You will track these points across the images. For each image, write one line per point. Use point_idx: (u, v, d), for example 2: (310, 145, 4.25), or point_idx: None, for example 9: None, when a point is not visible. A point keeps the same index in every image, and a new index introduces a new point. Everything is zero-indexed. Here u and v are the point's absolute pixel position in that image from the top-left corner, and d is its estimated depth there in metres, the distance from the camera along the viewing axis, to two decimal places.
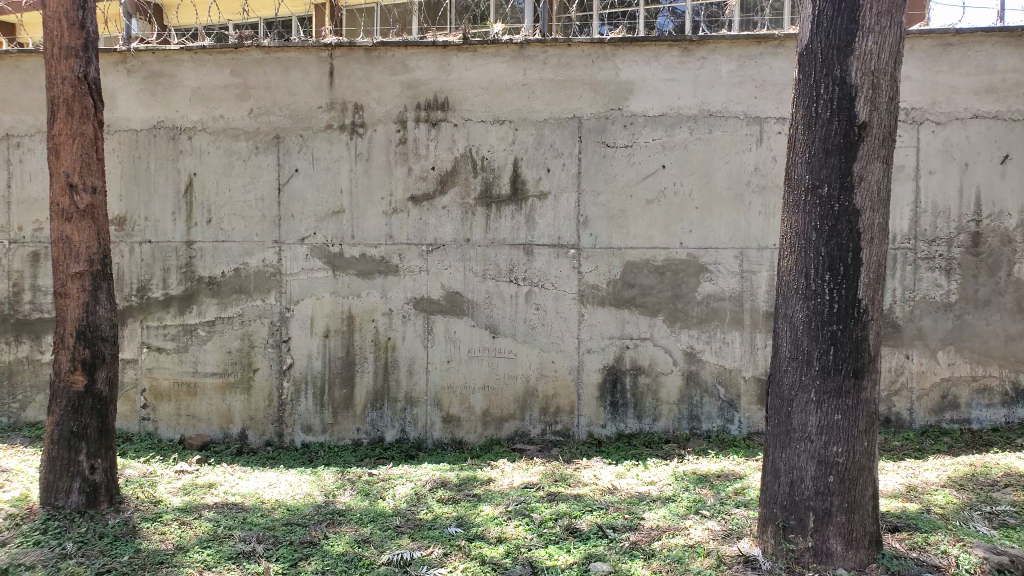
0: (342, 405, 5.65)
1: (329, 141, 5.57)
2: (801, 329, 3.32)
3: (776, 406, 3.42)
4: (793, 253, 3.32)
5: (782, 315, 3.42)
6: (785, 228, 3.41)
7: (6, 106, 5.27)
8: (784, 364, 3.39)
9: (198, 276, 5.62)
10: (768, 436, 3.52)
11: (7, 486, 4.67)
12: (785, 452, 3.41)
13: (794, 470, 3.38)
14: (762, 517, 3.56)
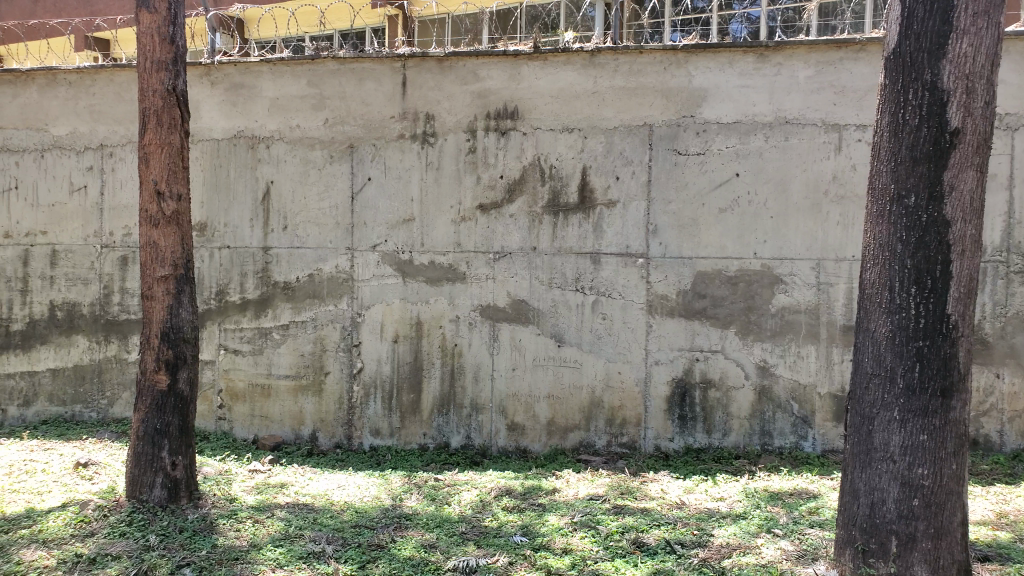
0: (409, 410, 5.71)
1: (401, 150, 5.66)
2: (884, 344, 3.17)
3: (856, 424, 3.27)
4: (876, 265, 3.18)
5: (862, 329, 3.27)
6: (868, 238, 3.26)
7: (101, 117, 5.53)
8: (864, 380, 3.24)
9: (274, 281, 5.79)
10: (847, 455, 3.37)
11: (96, 478, 4.90)
12: (865, 472, 3.25)
13: (875, 491, 3.22)
14: (839, 539, 3.38)
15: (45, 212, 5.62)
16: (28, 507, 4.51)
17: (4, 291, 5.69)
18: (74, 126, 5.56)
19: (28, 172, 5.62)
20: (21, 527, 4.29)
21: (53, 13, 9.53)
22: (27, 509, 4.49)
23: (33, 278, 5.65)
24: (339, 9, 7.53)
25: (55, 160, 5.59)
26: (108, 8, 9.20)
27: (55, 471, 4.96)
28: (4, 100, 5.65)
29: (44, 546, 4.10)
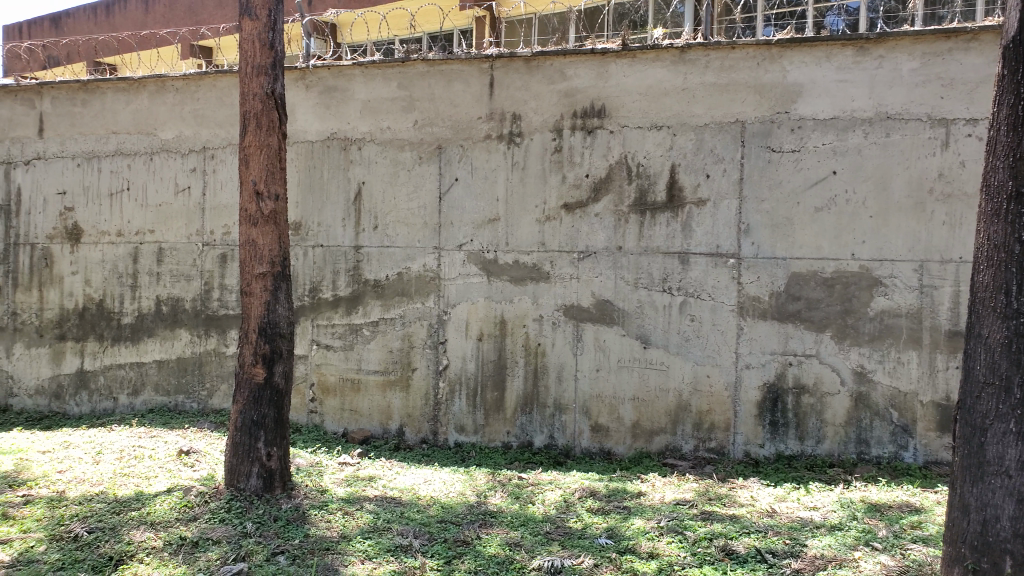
0: (493, 409, 5.75)
1: (488, 150, 5.70)
2: (998, 352, 2.91)
3: (965, 436, 2.99)
4: (990, 267, 2.92)
5: (973, 336, 3.01)
6: (979, 239, 3.01)
7: (205, 121, 5.80)
8: (975, 390, 2.97)
9: (364, 279, 5.93)
10: (954, 470, 3.08)
11: (197, 466, 5.13)
12: (976, 488, 2.97)
13: (988, 509, 2.93)
14: (944, 559, 3.10)
15: (153, 211, 5.93)
16: (137, 490, 4.76)
17: (116, 286, 6.03)
18: (180, 130, 5.85)
19: (138, 174, 5.94)
20: (131, 509, 4.53)
21: (161, 23, 9.96)
22: (136, 492, 4.74)
23: (142, 274, 5.97)
24: (429, 12, 7.63)
25: (162, 163, 5.89)
26: (210, 17, 9.50)
27: (160, 458, 5.22)
28: (118, 106, 6.01)
29: (151, 528, 4.31)
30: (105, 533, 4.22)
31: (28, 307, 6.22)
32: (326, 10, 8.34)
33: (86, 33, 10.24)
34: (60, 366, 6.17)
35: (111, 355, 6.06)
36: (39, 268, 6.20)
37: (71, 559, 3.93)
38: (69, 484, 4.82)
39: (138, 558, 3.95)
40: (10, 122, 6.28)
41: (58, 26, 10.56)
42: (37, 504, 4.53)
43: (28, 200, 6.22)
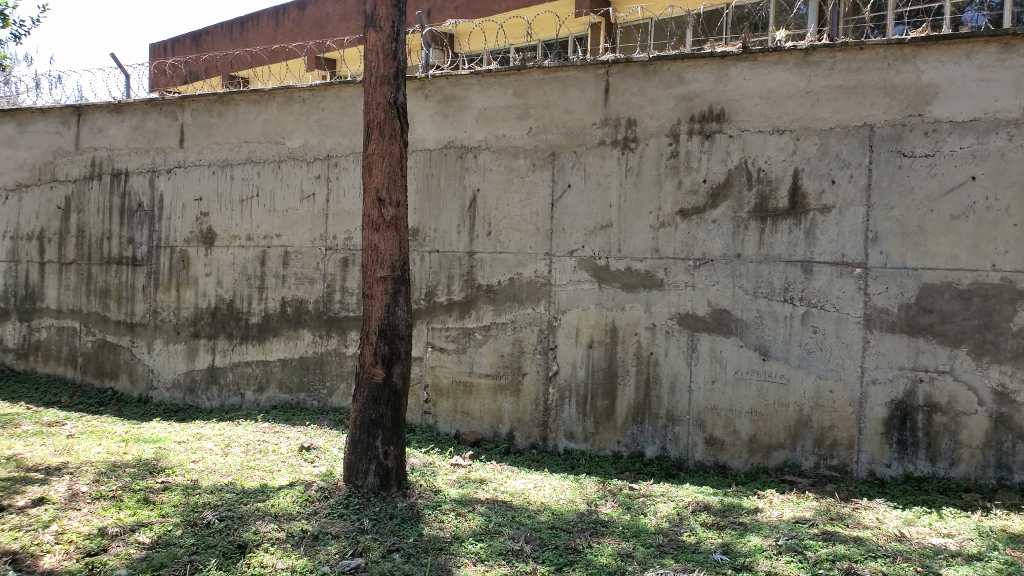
0: (604, 417, 5.72)
1: (602, 156, 5.72)
2: None
3: None
4: None
5: None
6: None
7: (329, 130, 6.04)
8: None
9: (478, 284, 6.05)
10: None
11: (317, 461, 5.32)
12: None
13: None
14: None
15: (280, 217, 6.22)
16: (262, 483, 4.98)
17: (245, 288, 6.36)
18: (307, 139, 6.12)
19: (267, 182, 6.26)
20: (257, 500, 4.74)
21: (291, 37, 10.34)
22: (262, 485, 4.97)
23: (269, 277, 6.27)
24: (546, 20, 7.67)
25: (289, 170, 6.17)
26: (334, 29, 9.71)
27: (283, 452, 5.45)
28: (250, 117, 6.35)
29: (276, 519, 4.49)
30: (235, 522, 4.43)
31: (167, 306, 6.65)
32: (443, 21, 8.55)
33: (222, 50, 10.91)
34: (193, 362, 6.56)
35: (240, 353, 6.39)
36: (177, 270, 6.62)
37: (204, 545, 4.15)
38: (202, 473, 5.10)
39: (264, 547, 4.12)
40: (155, 133, 6.75)
41: (199, 43, 11.29)
42: (174, 490, 4.82)
43: (168, 206, 6.66)
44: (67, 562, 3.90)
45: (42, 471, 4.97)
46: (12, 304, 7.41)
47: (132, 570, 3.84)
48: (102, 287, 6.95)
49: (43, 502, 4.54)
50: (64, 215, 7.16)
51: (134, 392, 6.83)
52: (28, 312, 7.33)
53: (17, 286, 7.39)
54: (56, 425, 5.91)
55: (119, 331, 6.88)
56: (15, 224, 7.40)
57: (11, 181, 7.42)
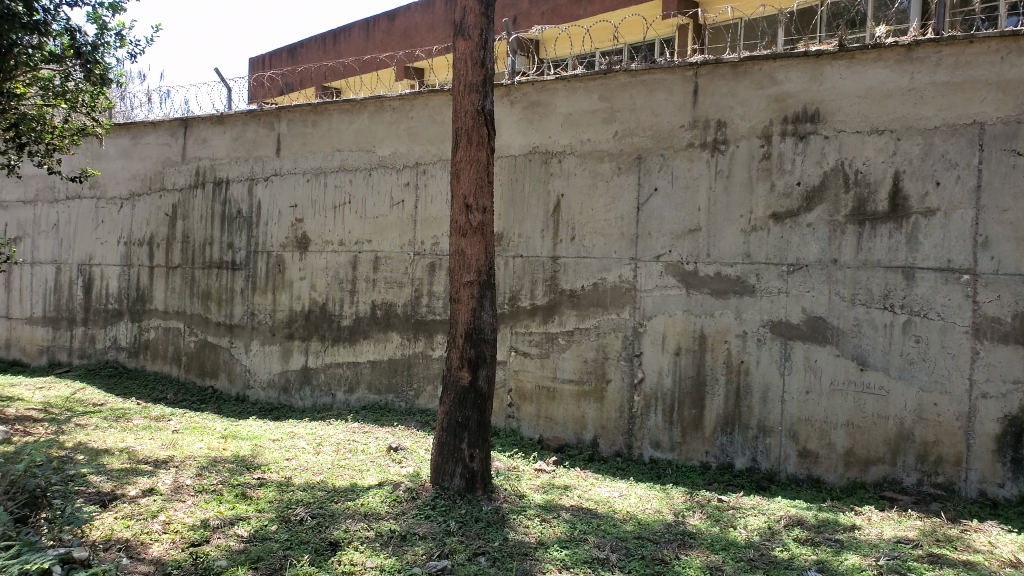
0: (691, 426, 5.61)
1: (690, 159, 5.63)
2: None
3: None
4: None
5: None
6: None
7: (417, 138, 6.16)
8: None
9: (561, 289, 6.05)
10: None
11: (404, 462, 5.42)
12: None
13: None
14: None
15: (370, 222, 6.39)
16: (352, 482, 5.11)
17: (337, 291, 6.57)
18: (396, 147, 6.27)
19: (359, 189, 6.44)
20: (347, 499, 4.86)
21: (381, 48, 10.66)
22: (352, 483, 5.10)
23: (360, 281, 6.44)
24: (633, 23, 7.62)
25: (379, 178, 6.34)
26: (423, 39, 9.96)
27: (372, 452, 5.58)
28: (342, 126, 6.56)
29: (365, 518, 4.59)
30: (326, 520, 4.55)
31: (264, 308, 6.94)
32: (529, 28, 8.66)
33: (316, 62, 11.36)
34: (288, 363, 6.81)
35: (331, 354, 6.60)
36: (273, 274, 6.90)
37: (298, 540, 4.28)
38: (295, 471, 5.28)
39: (354, 545, 4.21)
40: (254, 143, 7.07)
41: (294, 56, 11.79)
42: (269, 486, 5.00)
43: (266, 213, 6.95)
44: (173, 551, 4.10)
45: (150, 463, 5.26)
46: (125, 305, 7.89)
47: (232, 561, 3.99)
48: (204, 290, 7.31)
49: (152, 492, 4.81)
50: (171, 222, 7.58)
51: (232, 391, 7.14)
52: (138, 313, 7.79)
53: (129, 289, 7.87)
54: (163, 420, 6.25)
55: (219, 332, 7.22)
56: (128, 230, 7.90)
57: (125, 191, 7.93)
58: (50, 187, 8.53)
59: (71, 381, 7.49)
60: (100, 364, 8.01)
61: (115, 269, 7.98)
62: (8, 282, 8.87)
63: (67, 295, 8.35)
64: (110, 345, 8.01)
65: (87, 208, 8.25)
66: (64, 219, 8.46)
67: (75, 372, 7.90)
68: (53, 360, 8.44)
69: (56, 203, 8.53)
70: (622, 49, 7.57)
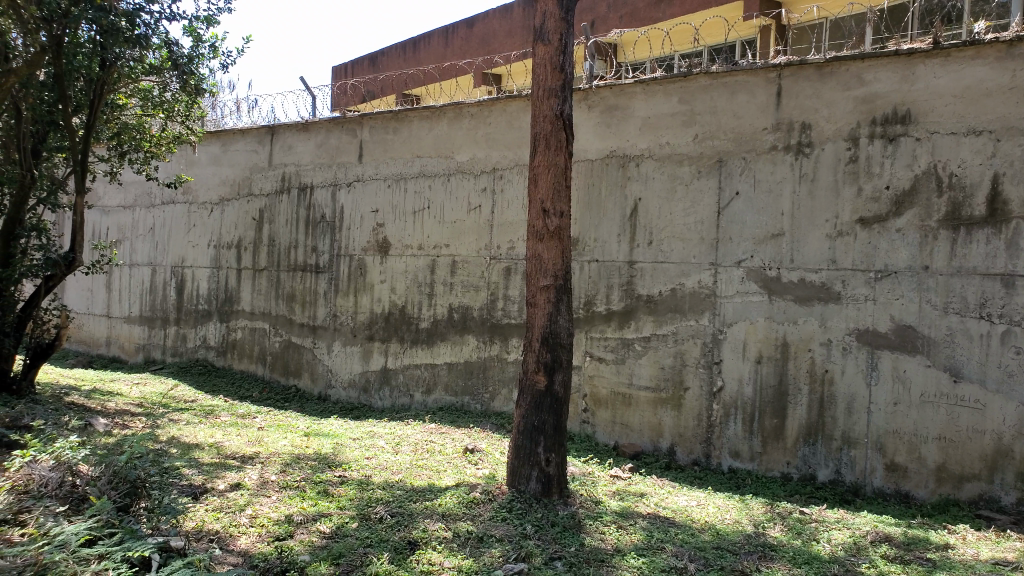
0: (772, 436, 5.48)
1: (773, 162, 5.52)
2: None
3: None
4: None
5: None
6: None
7: (495, 143, 6.22)
8: None
9: (638, 294, 6.02)
10: None
11: (480, 464, 5.45)
12: None
13: None
14: None
15: (448, 227, 6.47)
16: (430, 482, 5.17)
17: (416, 294, 6.68)
18: (474, 153, 6.33)
19: (437, 194, 6.54)
20: (425, 499, 4.92)
21: (459, 54, 10.82)
22: (430, 484, 5.16)
23: (438, 284, 6.54)
24: (715, 25, 7.53)
25: (457, 183, 6.42)
26: (500, 45, 10.05)
27: (449, 453, 5.64)
28: (422, 132, 6.68)
29: (442, 518, 4.63)
30: (405, 519, 4.61)
31: (345, 310, 7.12)
32: (607, 32, 8.65)
33: (396, 69, 11.61)
34: (368, 363, 6.96)
35: (410, 356, 6.72)
36: (355, 277, 7.07)
37: (377, 538, 4.35)
38: (375, 469, 5.37)
39: (432, 544, 4.25)
40: (337, 150, 7.27)
41: (376, 65, 12.11)
42: (350, 484, 5.11)
43: (348, 217, 7.14)
44: (260, 544, 4.24)
45: (238, 459, 5.46)
46: (214, 305, 8.22)
47: (314, 557, 4.09)
48: (289, 292, 7.55)
49: (240, 487, 4.98)
50: (258, 226, 7.86)
51: (314, 390, 7.34)
52: (227, 313, 8.10)
53: (218, 290, 8.20)
54: (249, 417, 6.49)
55: (303, 333, 7.44)
56: (218, 234, 8.24)
57: (216, 196, 8.27)
58: (147, 193, 9.01)
59: (165, 378, 7.90)
60: (191, 362, 8.38)
61: (205, 271, 8.33)
62: (109, 283, 9.41)
63: (161, 296, 8.77)
64: (200, 344, 8.35)
65: (180, 213, 8.66)
66: (159, 223, 8.91)
67: (168, 370, 8.29)
68: (148, 357, 8.89)
69: (152, 207, 8.98)
70: (703, 51, 7.49)
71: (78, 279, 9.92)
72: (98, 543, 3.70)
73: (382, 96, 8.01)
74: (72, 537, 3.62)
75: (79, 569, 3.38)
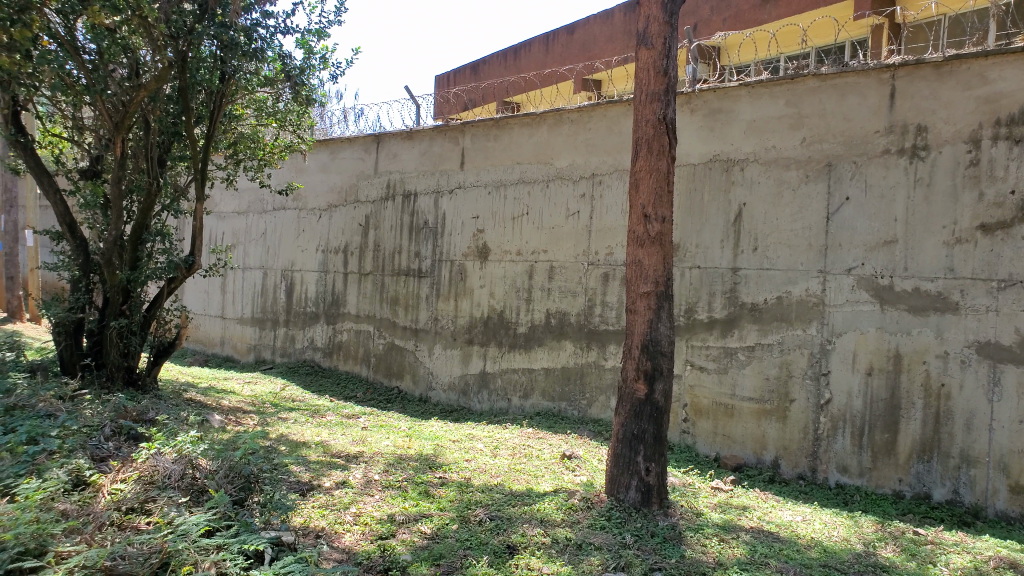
0: (883, 451, 5.24)
1: (885, 166, 5.31)
2: None
3: None
4: None
5: None
6: None
7: (594, 149, 6.21)
8: None
9: (742, 302, 5.91)
10: None
11: (578, 471, 5.39)
12: None
13: None
14: None
15: (547, 232, 6.51)
16: (529, 486, 5.12)
17: (514, 299, 6.76)
18: (573, 158, 6.35)
19: (536, 200, 6.60)
20: (524, 503, 4.84)
21: (559, 60, 10.91)
22: (528, 488, 5.11)
23: (536, 289, 6.59)
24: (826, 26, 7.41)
25: (556, 189, 6.46)
26: (601, 51, 10.08)
27: (547, 458, 5.63)
28: (522, 139, 6.76)
29: (541, 524, 4.50)
30: (504, 523, 4.51)
31: (446, 314, 7.28)
32: (710, 34, 8.60)
33: (497, 76, 11.81)
34: (467, 367, 7.08)
35: (508, 360, 6.79)
36: (455, 282, 7.23)
37: (477, 541, 4.24)
38: (475, 472, 5.41)
39: (531, 549, 4.11)
40: (440, 157, 7.43)
41: (477, 73, 12.35)
42: (450, 486, 5.13)
43: (449, 223, 7.30)
44: (363, 542, 4.21)
45: (344, 457, 5.63)
46: (321, 308, 8.53)
47: (416, 556, 4.02)
48: (393, 296, 7.77)
49: (345, 485, 5.08)
50: (364, 231, 8.13)
51: (415, 392, 7.51)
52: (333, 315, 8.38)
53: (325, 293, 8.50)
54: (353, 417, 6.71)
55: (405, 335, 7.64)
56: (326, 239, 8.55)
57: (324, 203, 8.59)
58: (260, 199, 9.45)
59: (274, 377, 8.27)
60: (299, 362, 8.72)
61: (313, 274, 8.65)
62: (223, 286, 9.93)
63: (271, 298, 9.16)
64: (308, 345, 8.68)
65: (289, 219, 9.03)
66: (271, 228, 9.30)
67: (278, 370, 8.66)
68: (257, 357, 9.32)
69: (264, 213, 9.41)
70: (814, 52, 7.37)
71: (196, 281, 10.52)
72: (217, 535, 3.69)
73: (483, 104, 8.18)
74: (193, 528, 3.61)
75: (200, 558, 3.32)
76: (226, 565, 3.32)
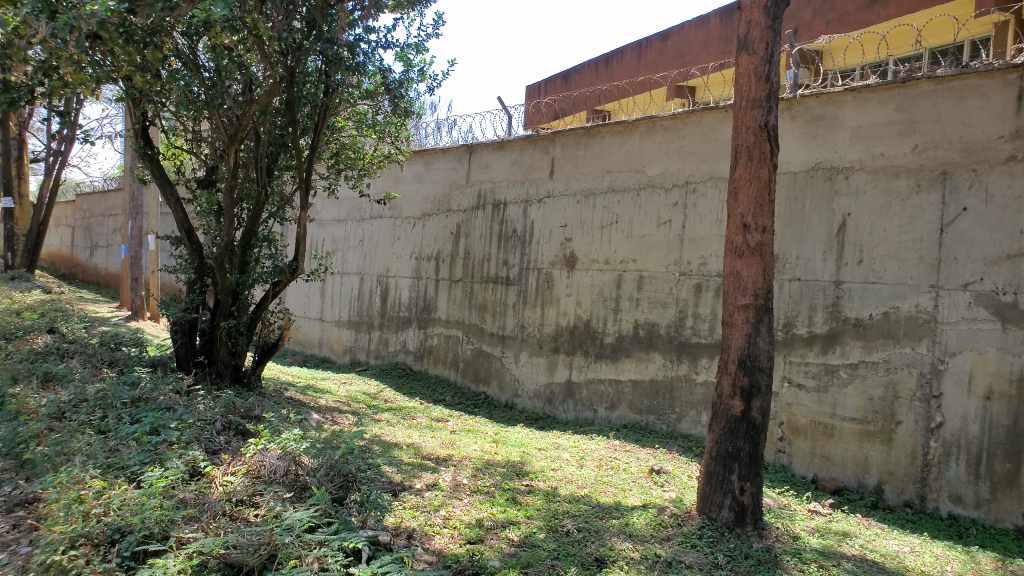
0: (1004, 482, 4.83)
1: (1010, 174, 4.92)
2: None
3: None
4: None
5: None
6: None
7: (688, 157, 6.08)
8: None
9: (845, 317, 5.62)
10: None
11: (667, 486, 5.26)
12: None
13: None
14: None
15: (637, 241, 6.44)
16: (616, 499, 5.05)
17: (602, 308, 6.71)
18: (666, 166, 6.25)
19: (626, 209, 6.53)
20: (612, 516, 4.77)
21: (652, 68, 10.81)
22: (616, 501, 5.04)
23: (624, 299, 6.52)
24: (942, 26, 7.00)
25: (648, 198, 6.37)
26: (695, 58, 9.90)
27: (634, 472, 5.54)
28: (613, 148, 6.70)
29: (630, 538, 4.43)
30: (592, 535, 4.47)
31: (533, 321, 7.32)
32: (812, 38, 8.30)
33: (588, 85, 11.82)
34: (553, 375, 7.09)
35: (594, 370, 6.75)
36: (543, 290, 7.25)
37: (566, 552, 4.21)
38: (561, 482, 5.39)
39: (620, 564, 4.04)
40: (530, 166, 7.49)
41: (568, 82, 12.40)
42: (537, 494, 5.13)
43: (538, 231, 7.34)
44: (453, 545, 4.28)
45: (433, 460, 5.75)
46: (413, 313, 8.77)
47: (504, 563, 4.03)
48: (482, 302, 7.89)
49: (435, 487, 5.19)
50: (456, 239, 8.30)
51: (502, 398, 7.58)
52: (425, 320, 8.59)
53: (417, 298, 8.73)
54: (442, 420, 6.86)
55: (493, 342, 7.73)
56: (419, 246, 8.79)
57: (418, 211, 8.84)
58: (358, 207, 9.83)
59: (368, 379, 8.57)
60: (391, 364, 9.00)
61: (406, 280, 8.91)
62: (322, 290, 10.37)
63: (367, 303, 9.50)
64: (400, 348, 8.94)
65: (385, 227, 9.34)
66: (367, 236, 9.66)
67: (371, 371, 8.97)
68: (353, 359, 9.67)
69: (361, 221, 9.79)
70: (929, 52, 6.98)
71: (297, 284, 11.03)
72: (319, 532, 3.77)
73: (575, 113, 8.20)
74: (298, 523, 3.72)
75: (304, 552, 3.45)
76: (328, 561, 3.40)
